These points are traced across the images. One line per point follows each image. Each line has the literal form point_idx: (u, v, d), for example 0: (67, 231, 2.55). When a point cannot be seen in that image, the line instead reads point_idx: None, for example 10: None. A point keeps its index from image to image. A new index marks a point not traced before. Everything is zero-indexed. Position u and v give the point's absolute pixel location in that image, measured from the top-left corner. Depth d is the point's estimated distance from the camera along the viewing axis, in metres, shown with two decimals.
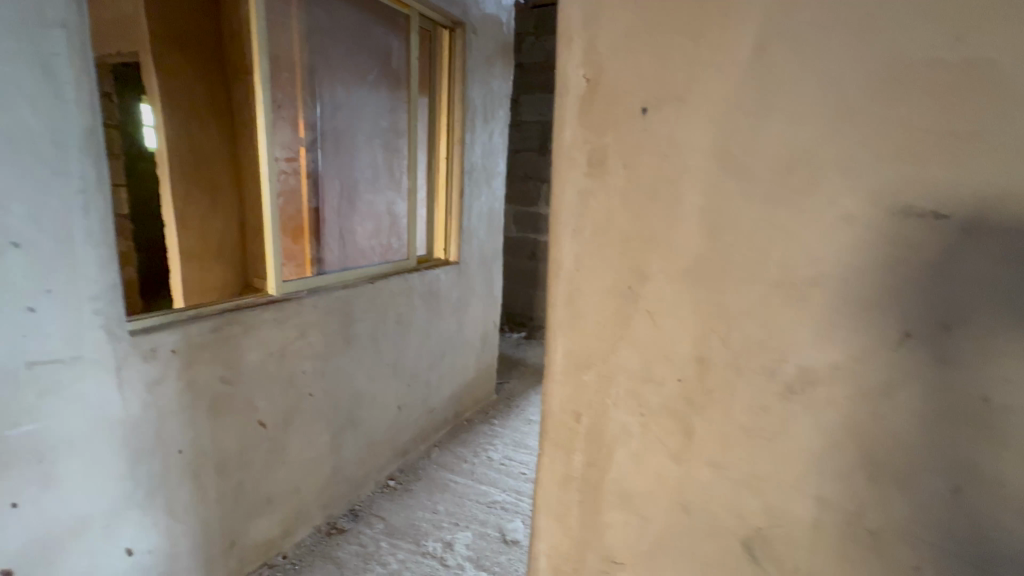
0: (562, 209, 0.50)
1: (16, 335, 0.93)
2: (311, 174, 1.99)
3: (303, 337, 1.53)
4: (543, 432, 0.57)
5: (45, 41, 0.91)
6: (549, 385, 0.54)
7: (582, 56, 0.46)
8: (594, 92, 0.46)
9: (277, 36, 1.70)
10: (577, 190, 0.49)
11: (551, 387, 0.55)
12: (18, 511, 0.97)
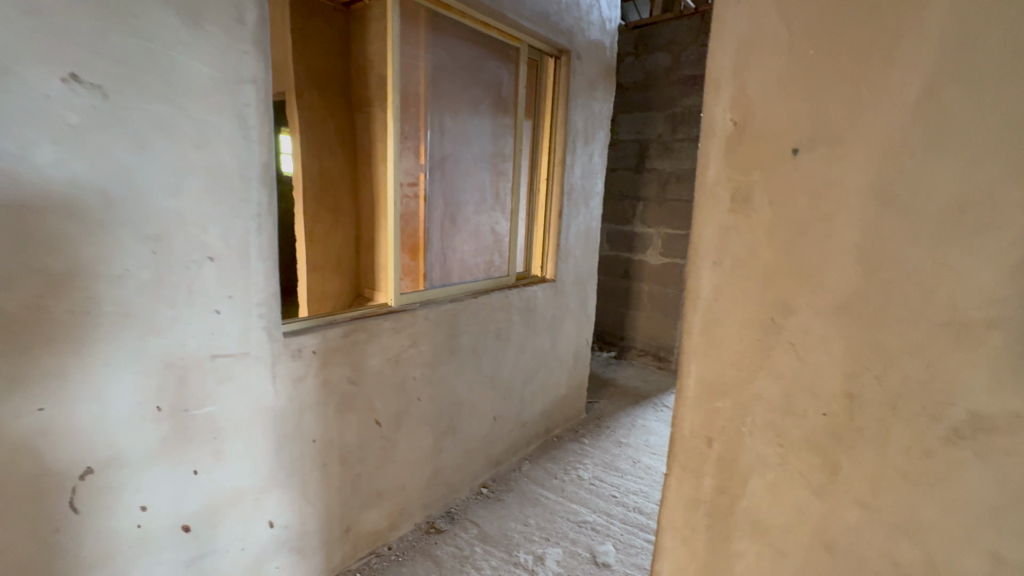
0: (701, 244, 0.55)
1: (204, 333, 1.13)
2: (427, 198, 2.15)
3: (414, 345, 1.66)
4: (671, 456, 0.63)
5: (240, 94, 1.11)
6: (681, 410, 0.60)
7: (731, 102, 0.52)
8: (742, 134, 0.51)
9: (406, 76, 1.90)
10: (720, 225, 0.54)
11: (683, 413, 0.60)
12: (196, 478, 1.17)
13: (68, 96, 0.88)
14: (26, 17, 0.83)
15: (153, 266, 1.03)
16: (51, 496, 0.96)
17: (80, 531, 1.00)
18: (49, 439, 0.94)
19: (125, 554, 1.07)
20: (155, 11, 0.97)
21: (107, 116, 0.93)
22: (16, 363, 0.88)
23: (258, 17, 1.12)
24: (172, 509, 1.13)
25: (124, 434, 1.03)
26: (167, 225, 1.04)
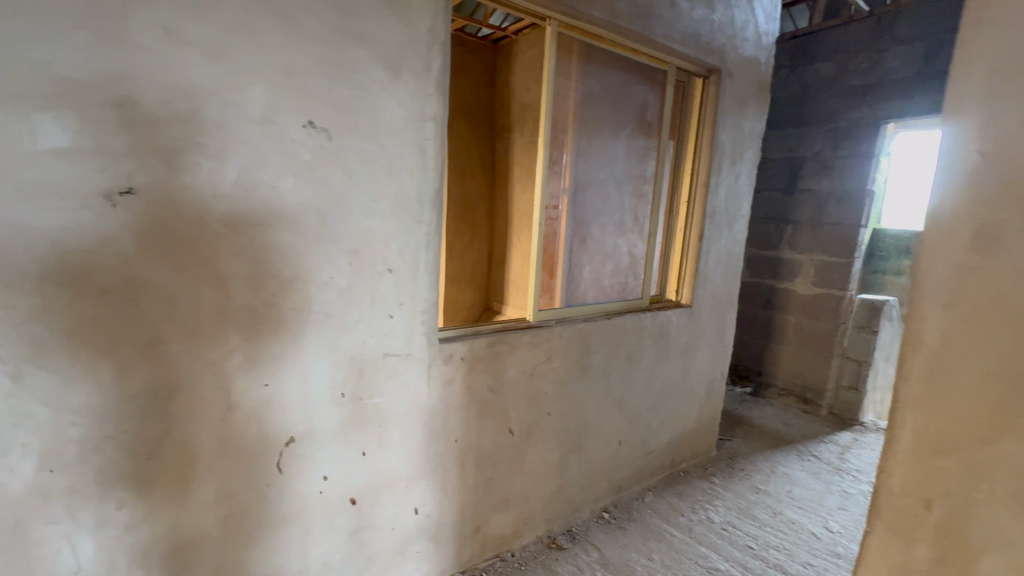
0: (929, 291, 0.57)
1: (380, 334, 1.31)
2: (571, 220, 2.21)
3: (548, 361, 1.71)
4: (878, 513, 0.64)
5: (422, 130, 1.28)
6: (891, 461, 0.61)
7: (976, 143, 0.52)
8: (990, 175, 0.52)
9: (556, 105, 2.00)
10: (955, 268, 0.55)
11: (895, 465, 0.61)
12: (364, 459, 1.34)
13: (305, 137, 1.10)
14: (285, 78, 1.06)
15: (349, 274, 1.22)
16: (265, 457, 1.18)
17: (282, 489, 1.22)
18: (269, 410, 1.16)
19: (309, 514, 1.27)
20: (368, 66, 1.17)
21: (329, 152, 1.14)
22: (254, 347, 1.12)
23: (442, 63, 1.28)
24: (344, 483, 1.32)
25: (318, 412, 1.23)
26: (361, 241, 1.23)
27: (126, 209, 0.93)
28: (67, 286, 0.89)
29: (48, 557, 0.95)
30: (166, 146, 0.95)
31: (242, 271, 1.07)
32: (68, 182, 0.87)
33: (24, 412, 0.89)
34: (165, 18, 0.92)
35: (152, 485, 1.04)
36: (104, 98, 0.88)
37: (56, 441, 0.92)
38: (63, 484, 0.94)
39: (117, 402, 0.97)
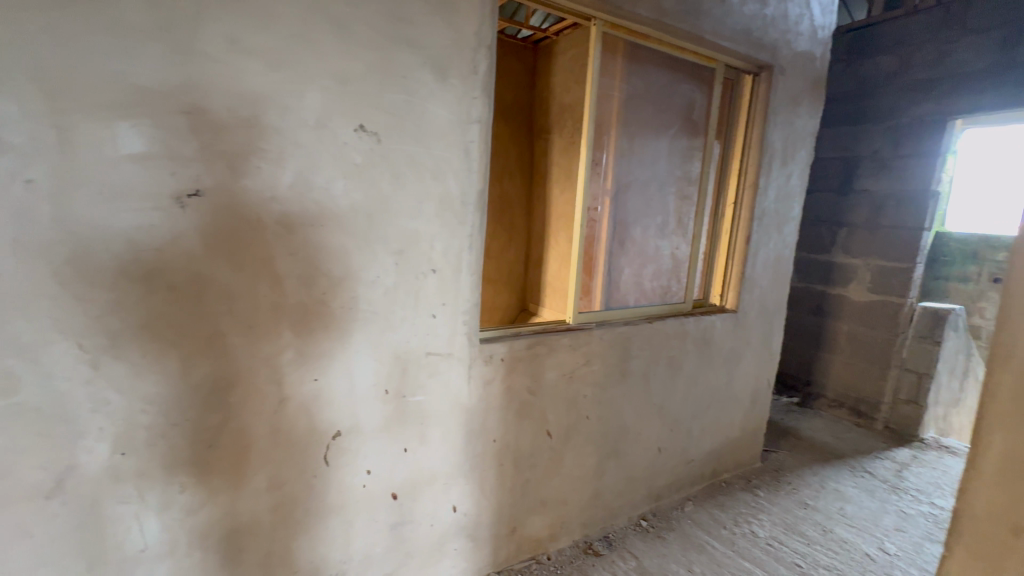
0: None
1: (423, 333, 1.33)
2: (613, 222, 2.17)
3: (588, 364, 1.70)
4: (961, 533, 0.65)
5: (467, 133, 1.29)
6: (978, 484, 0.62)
7: None
8: None
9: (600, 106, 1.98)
10: None
11: (984, 489, 0.63)
12: (405, 455, 1.37)
13: (356, 141, 1.14)
14: (338, 84, 1.09)
15: (395, 274, 1.25)
16: (313, 449, 1.22)
17: (329, 480, 1.26)
18: (318, 404, 1.20)
19: (353, 506, 1.31)
20: (416, 70, 1.19)
21: (378, 155, 1.17)
22: (305, 343, 1.16)
23: (488, 66, 1.29)
24: (386, 478, 1.35)
25: (362, 408, 1.27)
26: (406, 241, 1.26)
27: (193, 210, 0.98)
28: (140, 282, 0.96)
29: (119, 535, 1.02)
30: (230, 150, 1.00)
31: (296, 270, 1.12)
32: (143, 184, 0.93)
33: (101, 398, 0.96)
34: (231, 29, 0.97)
35: (210, 471, 1.10)
36: (176, 106, 0.94)
37: (128, 426, 0.99)
38: (133, 467, 1.01)
39: (182, 391, 1.03)
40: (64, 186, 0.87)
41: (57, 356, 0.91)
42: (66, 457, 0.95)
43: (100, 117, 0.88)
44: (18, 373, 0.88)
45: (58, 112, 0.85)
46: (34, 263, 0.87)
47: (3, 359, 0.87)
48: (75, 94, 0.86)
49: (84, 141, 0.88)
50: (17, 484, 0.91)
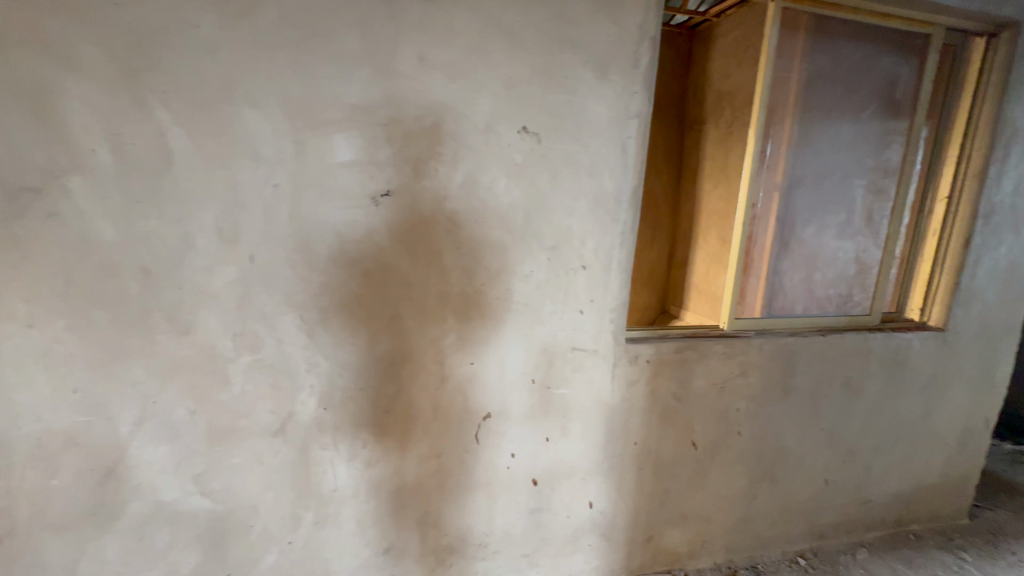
0: None
1: (570, 327, 1.36)
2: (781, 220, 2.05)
3: (744, 376, 1.55)
4: None
5: (625, 128, 1.27)
6: None
7: None
8: None
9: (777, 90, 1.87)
10: None
11: None
12: (547, 444, 1.42)
13: (520, 142, 1.20)
14: (506, 89, 1.17)
15: (547, 269, 1.30)
16: (468, 426, 1.33)
17: (479, 457, 1.36)
18: (473, 385, 1.31)
19: (498, 485, 1.40)
20: (579, 70, 1.21)
21: (538, 155, 1.23)
22: (466, 329, 1.27)
23: (650, 58, 1.25)
24: (529, 463, 1.41)
25: (511, 394, 1.35)
26: (560, 238, 1.29)
27: (385, 207, 1.14)
28: (344, 268, 1.15)
29: (320, 474, 1.24)
30: (414, 155, 1.14)
31: (461, 262, 1.23)
32: (350, 187, 1.11)
33: (313, 361, 1.17)
34: (421, 49, 1.10)
35: (386, 433, 1.27)
36: (376, 120, 1.10)
37: (329, 386, 1.20)
38: (331, 420, 1.22)
39: (369, 362, 1.21)
40: (297, 189, 1.09)
41: (287, 324, 1.14)
42: (288, 405, 1.18)
43: (323, 131, 1.08)
44: (261, 336, 1.13)
45: (297, 130, 1.06)
46: (275, 250, 1.10)
47: (254, 324, 1.12)
48: (308, 115, 1.06)
49: (312, 152, 1.08)
50: (257, 422, 1.17)
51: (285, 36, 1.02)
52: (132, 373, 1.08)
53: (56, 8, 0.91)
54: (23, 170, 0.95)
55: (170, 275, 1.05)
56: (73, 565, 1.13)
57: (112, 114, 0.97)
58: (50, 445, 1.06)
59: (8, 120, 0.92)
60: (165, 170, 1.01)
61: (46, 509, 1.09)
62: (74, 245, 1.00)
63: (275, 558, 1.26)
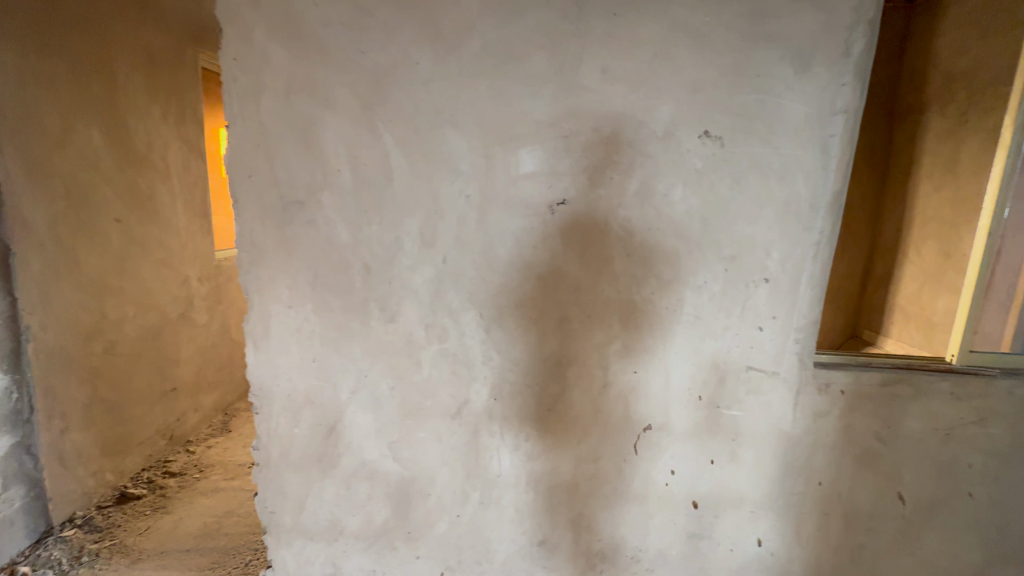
0: None
1: (747, 345, 1.25)
2: None
3: (981, 424, 1.24)
4: None
5: (828, 126, 1.13)
6: None
7: None
8: None
9: None
10: None
11: None
12: (712, 467, 1.33)
13: (700, 147, 1.16)
14: (690, 94, 1.13)
15: (723, 280, 1.22)
16: (627, 436, 1.32)
17: (637, 468, 1.34)
18: (635, 394, 1.29)
19: (655, 500, 1.36)
20: (774, 66, 1.11)
21: (720, 160, 1.16)
22: (631, 337, 1.26)
23: (866, 44, 1.09)
24: (690, 483, 1.34)
25: (675, 409, 1.29)
26: (741, 247, 1.20)
27: (560, 215, 1.20)
28: (521, 272, 1.24)
29: (488, 459, 1.36)
30: (592, 165, 1.17)
31: (631, 270, 1.23)
32: (530, 197, 1.20)
33: (488, 354, 1.29)
34: (605, 62, 1.13)
35: (548, 431, 1.33)
36: (558, 132, 1.17)
37: (500, 378, 1.30)
38: (500, 410, 1.33)
39: (536, 360, 1.29)
40: (485, 198, 1.21)
41: (469, 319, 1.27)
42: (465, 392, 1.32)
43: (511, 146, 1.18)
44: (448, 328, 1.29)
45: (488, 146, 1.19)
46: (464, 252, 1.24)
47: (443, 317, 1.28)
48: (499, 132, 1.18)
49: (500, 165, 1.19)
50: (440, 404, 1.33)
51: (485, 63, 1.15)
52: (352, 350, 1.32)
53: (322, 60, 1.17)
54: (294, 187, 1.23)
55: (383, 273, 1.27)
56: (303, 498, 1.43)
57: (352, 141, 1.20)
58: (296, 400, 1.36)
59: (288, 150, 1.21)
60: (386, 184, 1.22)
61: (289, 450, 1.39)
62: (322, 245, 1.26)
63: (445, 527, 1.42)
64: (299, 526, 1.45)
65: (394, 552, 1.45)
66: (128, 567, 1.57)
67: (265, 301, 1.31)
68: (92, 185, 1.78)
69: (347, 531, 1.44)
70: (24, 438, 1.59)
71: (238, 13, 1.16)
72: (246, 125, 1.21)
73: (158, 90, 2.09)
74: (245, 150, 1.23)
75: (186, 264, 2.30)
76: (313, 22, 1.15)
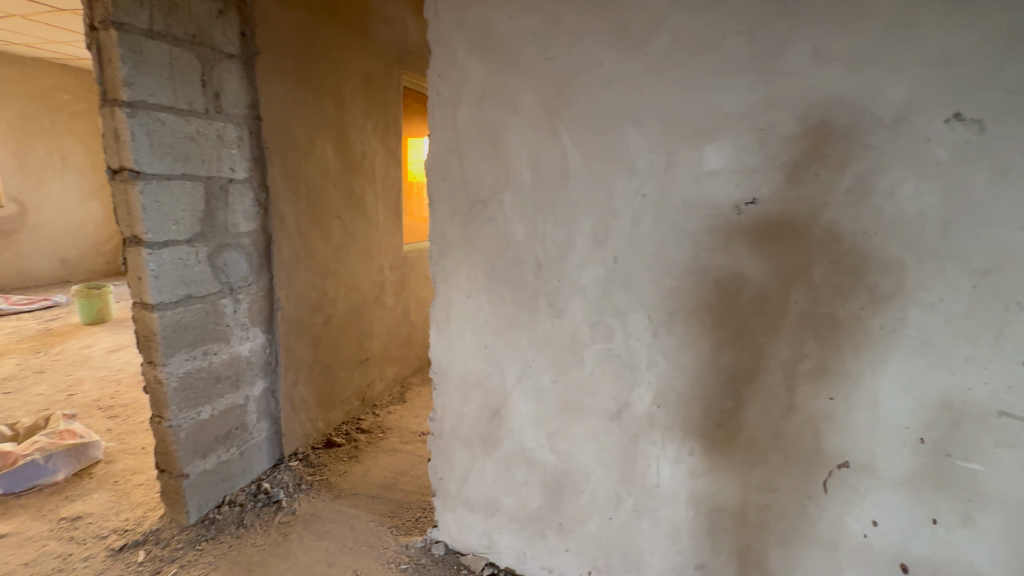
0: None
1: (1001, 384, 0.98)
2: None
3: None
4: None
5: None
6: None
7: None
8: None
9: None
10: None
11: None
12: (934, 528, 1.08)
13: (946, 134, 0.94)
14: (936, 69, 0.93)
15: (969, 300, 0.98)
16: (813, 471, 1.15)
17: (825, 510, 1.16)
18: (830, 425, 1.12)
19: (846, 551, 1.16)
20: None
21: (977, 149, 0.93)
22: (828, 357, 1.09)
23: None
24: (898, 541, 1.11)
25: (884, 449, 1.08)
26: (1001, 259, 0.95)
27: (748, 215, 1.10)
28: (697, 275, 1.17)
29: (645, 467, 1.32)
30: (792, 160, 1.05)
31: (834, 280, 1.06)
32: (714, 196, 1.12)
33: (654, 359, 1.25)
34: (818, 41, 0.99)
35: (716, 449, 1.23)
36: (753, 125, 1.07)
37: (666, 385, 1.25)
38: (663, 419, 1.27)
39: (708, 372, 1.20)
40: (663, 197, 1.17)
41: (636, 322, 1.25)
42: (627, 395, 1.30)
43: (695, 142, 1.12)
44: (614, 328, 1.28)
45: (670, 143, 1.14)
46: (636, 253, 1.22)
47: (609, 317, 1.28)
48: (683, 128, 1.13)
49: (682, 163, 1.14)
50: (599, 403, 1.33)
51: (673, 57, 1.10)
52: (520, 341, 1.40)
53: (513, 70, 1.25)
54: (480, 187, 1.36)
55: (554, 269, 1.31)
56: (467, 471, 1.57)
57: (534, 144, 1.27)
58: (468, 381, 1.49)
59: (477, 154, 1.34)
60: (562, 185, 1.26)
61: (459, 425, 1.54)
62: (499, 241, 1.36)
63: (596, 526, 1.42)
64: (462, 496, 1.60)
65: (545, 540, 1.50)
66: (332, 501, 1.92)
67: (448, 289, 1.46)
68: (323, 188, 2.21)
69: (503, 509, 1.54)
70: (271, 384, 2.06)
71: (445, 35, 1.32)
72: (444, 134, 1.37)
73: (371, 108, 2.49)
74: (442, 155, 1.39)
75: (382, 254, 2.71)
76: (506, 35, 1.24)
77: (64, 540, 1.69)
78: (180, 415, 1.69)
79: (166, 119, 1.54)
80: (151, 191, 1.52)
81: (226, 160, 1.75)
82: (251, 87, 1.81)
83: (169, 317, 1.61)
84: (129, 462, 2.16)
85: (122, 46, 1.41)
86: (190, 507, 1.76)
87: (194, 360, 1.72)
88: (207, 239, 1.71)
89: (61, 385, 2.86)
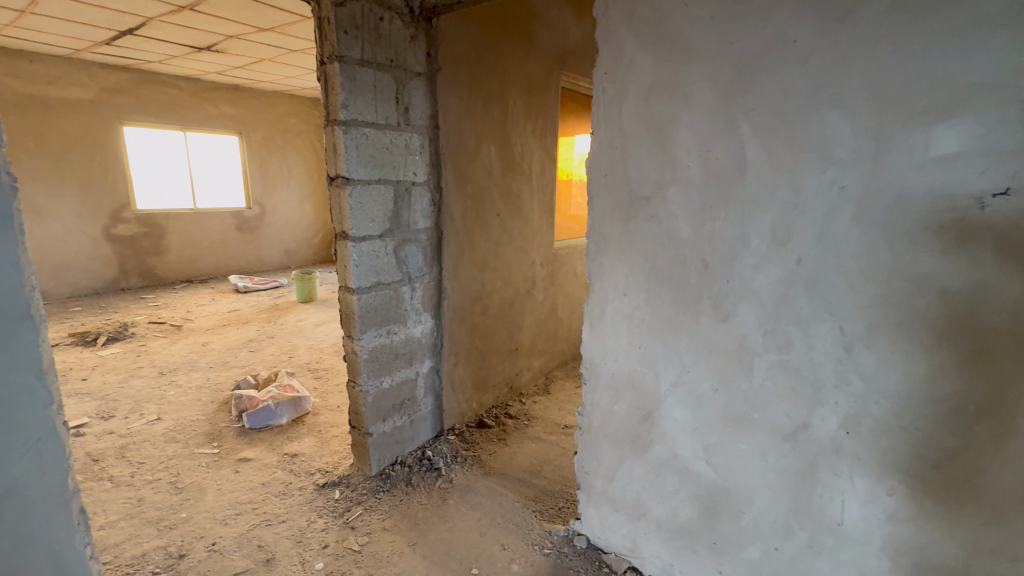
0: None
1: None
2: None
3: None
4: None
5: None
6: None
7: None
8: None
9: None
10: None
11: None
12: None
13: None
14: None
15: None
16: None
17: None
18: None
19: None
20: None
21: None
22: None
23: None
24: None
25: None
26: None
27: (995, 211, 0.88)
28: (911, 283, 0.98)
29: (826, 500, 1.15)
30: None
31: None
32: (944, 187, 0.92)
33: (845, 378, 1.08)
34: None
35: (928, 494, 1.01)
36: (1010, 96, 0.85)
37: (860, 409, 1.07)
38: (854, 448, 1.09)
39: (921, 399, 1.00)
40: (869, 190, 1.00)
41: (823, 333, 1.09)
42: (806, 415, 1.15)
43: (919, 123, 0.93)
44: (793, 338, 1.14)
45: (882, 126, 0.97)
46: (828, 254, 1.06)
47: (788, 325, 1.14)
48: (901, 106, 0.95)
49: (898, 148, 0.96)
50: (771, 420, 1.20)
51: (893, 23, 0.93)
52: (678, 344, 1.33)
53: (686, 60, 1.20)
54: (643, 184, 1.33)
55: (722, 270, 1.22)
56: (614, 470, 1.56)
57: (707, 135, 1.19)
58: (619, 380, 1.48)
59: (642, 149, 1.31)
60: (738, 178, 1.16)
61: (608, 423, 1.54)
62: (661, 239, 1.31)
63: (759, 554, 1.29)
64: (607, 493, 1.59)
65: (695, 556, 1.42)
66: (483, 476, 2.09)
67: (604, 286, 1.46)
68: (486, 188, 2.39)
69: (650, 516, 1.50)
70: (436, 363, 2.31)
71: (614, 30, 1.31)
72: (608, 130, 1.37)
73: (531, 110, 2.60)
74: (604, 152, 1.39)
75: (534, 250, 2.82)
76: (681, 23, 1.19)
77: (286, 470, 2.16)
78: (368, 383, 2.00)
79: (369, 133, 1.83)
80: (356, 194, 1.82)
81: (411, 166, 2.00)
82: (432, 100, 2.04)
83: (364, 299, 1.92)
84: (329, 416, 2.64)
85: (342, 76, 1.72)
86: (372, 461, 2.07)
87: (380, 337, 2.02)
88: (394, 234, 1.99)
89: (284, 349, 3.63)
